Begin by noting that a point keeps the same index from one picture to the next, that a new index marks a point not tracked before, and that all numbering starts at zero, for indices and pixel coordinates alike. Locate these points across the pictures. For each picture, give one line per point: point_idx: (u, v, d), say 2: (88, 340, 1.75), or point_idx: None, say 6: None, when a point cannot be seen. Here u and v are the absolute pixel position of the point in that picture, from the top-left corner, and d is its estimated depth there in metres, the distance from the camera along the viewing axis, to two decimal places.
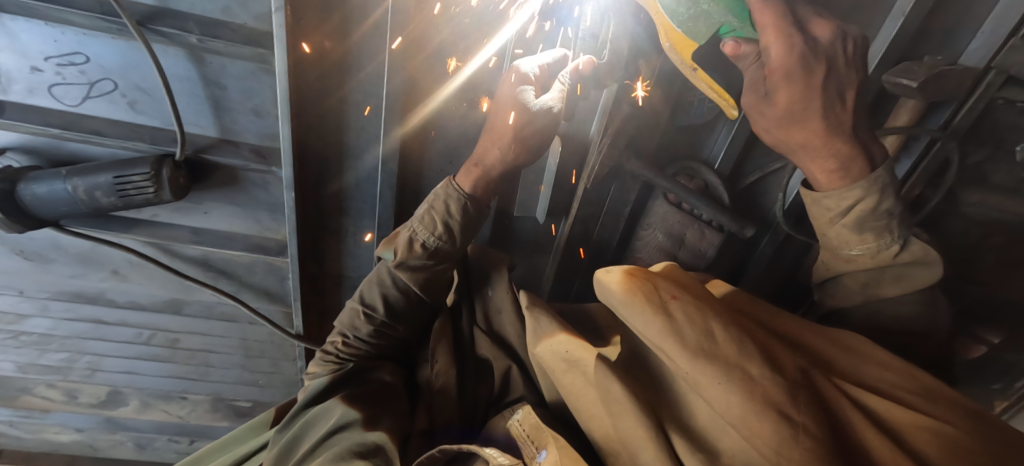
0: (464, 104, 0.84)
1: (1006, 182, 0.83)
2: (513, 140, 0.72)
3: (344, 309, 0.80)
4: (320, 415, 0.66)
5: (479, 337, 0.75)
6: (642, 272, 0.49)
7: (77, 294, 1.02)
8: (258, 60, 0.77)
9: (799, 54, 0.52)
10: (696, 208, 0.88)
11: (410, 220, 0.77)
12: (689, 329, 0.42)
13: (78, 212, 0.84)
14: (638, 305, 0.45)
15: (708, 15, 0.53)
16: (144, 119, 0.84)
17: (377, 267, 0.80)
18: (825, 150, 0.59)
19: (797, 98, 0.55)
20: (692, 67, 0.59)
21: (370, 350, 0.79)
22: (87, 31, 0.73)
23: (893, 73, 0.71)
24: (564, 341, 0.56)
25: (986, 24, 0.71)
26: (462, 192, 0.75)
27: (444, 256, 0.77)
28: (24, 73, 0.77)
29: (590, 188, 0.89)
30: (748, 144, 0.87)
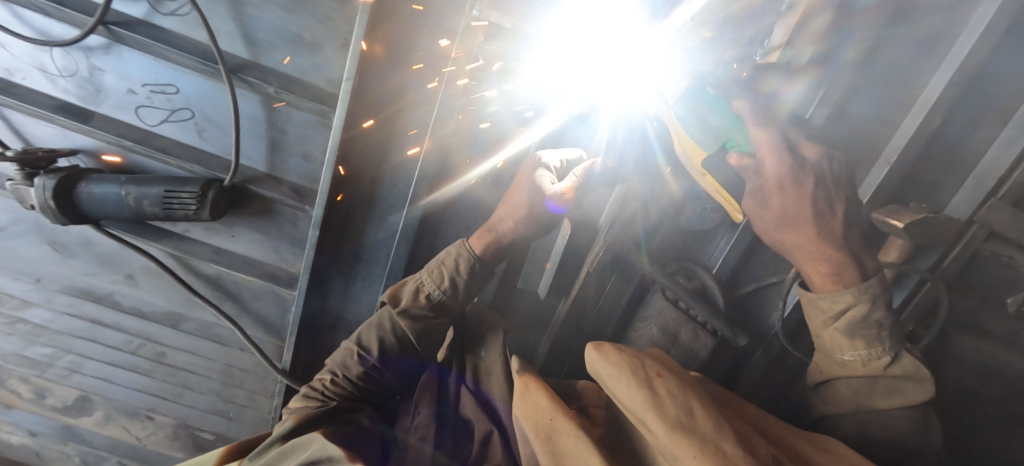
0: (490, 181, 0.94)
1: (999, 330, 0.84)
2: (531, 210, 0.78)
3: (339, 346, 0.80)
4: (289, 450, 0.63)
5: (466, 397, 0.75)
6: (633, 351, 0.54)
7: (87, 291, 1.05)
8: (319, 115, 0.89)
9: (790, 167, 0.60)
10: (691, 308, 0.92)
11: (418, 272, 0.81)
12: (671, 403, 0.46)
13: (121, 216, 0.91)
14: (626, 377, 0.49)
15: (714, 127, 0.65)
16: (207, 146, 0.94)
17: (378, 311, 0.82)
18: (818, 256, 0.63)
19: (791, 205, 0.62)
20: (702, 172, 0.69)
21: (355, 393, 0.78)
22: (185, 69, 0.87)
23: (883, 213, 0.79)
24: (551, 410, 0.57)
25: (968, 181, 0.78)
26: (477, 255, 0.80)
27: (443, 311, 0.80)
28: (120, 93, 0.90)
29: (592, 274, 0.94)
30: (747, 254, 0.94)
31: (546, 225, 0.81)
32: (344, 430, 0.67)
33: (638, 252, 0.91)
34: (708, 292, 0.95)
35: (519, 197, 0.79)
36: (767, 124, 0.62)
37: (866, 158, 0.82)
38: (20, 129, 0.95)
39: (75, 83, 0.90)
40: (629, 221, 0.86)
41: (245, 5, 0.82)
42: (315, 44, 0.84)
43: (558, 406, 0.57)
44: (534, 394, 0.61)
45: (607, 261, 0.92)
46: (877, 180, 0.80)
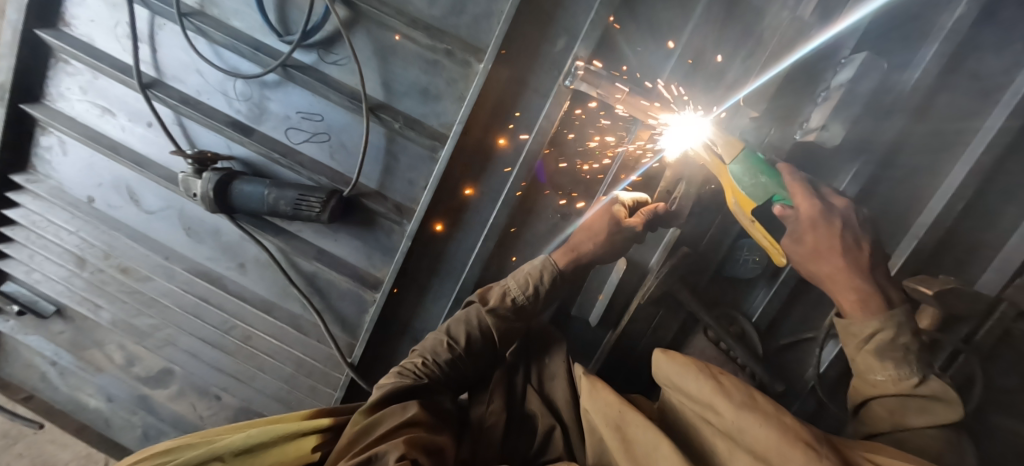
0: (558, 216, 1.13)
1: None
2: (605, 240, 0.94)
3: (429, 336, 0.92)
4: (392, 415, 0.74)
5: (530, 394, 0.87)
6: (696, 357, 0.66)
7: (205, 273, 1.24)
8: (430, 149, 1.10)
9: (820, 209, 0.74)
10: (732, 351, 1.03)
11: (504, 278, 0.96)
12: (735, 389, 0.57)
13: (256, 210, 1.10)
14: (694, 371, 0.61)
15: (765, 185, 0.78)
16: (334, 165, 1.16)
17: (465, 308, 0.94)
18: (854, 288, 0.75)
19: (823, 241, 0.74)
20: (751, 219, 0.82)
21: (441, 376, 0.87)
22: (334, 104, 1.12)
23: (913, 280, 0.90)
24: (615, 404, 0.68)
25: (994, 263, 0.95)
26: (558, 270, 0.93)
27: (523, 314, 0.92)
28: (279, 116, 1.15)
29: (643, 306, 1.05)
30: (786, 308, 1.05)
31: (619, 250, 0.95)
32: (432, 410, 0.78)
33: (686, 291, 1.03)
34: (747, 338, 1.05)
35: (592, 227, 0.95)
36: (801, 178, 0.77)
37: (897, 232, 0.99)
38: (191, 136, 1.20)
39: (246, 105, 1.16)
40: (681, 262, 1.01)
41: (390, 62, 1.09)
42: (437, 95, 1.09)
43: (623, 401, 0.68)
44: (600, 390, 0.72)
45: (657, 296, 1.04)
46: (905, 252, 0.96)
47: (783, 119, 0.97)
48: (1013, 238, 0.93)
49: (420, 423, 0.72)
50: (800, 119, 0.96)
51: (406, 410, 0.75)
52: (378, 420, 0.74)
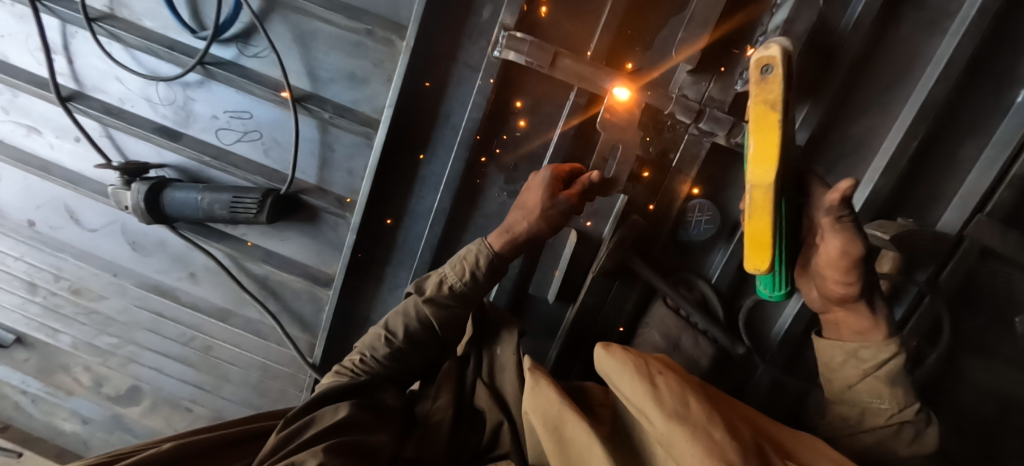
0: (505, 194, 1.08)
1: (1011, 353, 0.98)
2: (541, 218, 0.90)
3: (368, 331, 0.92)
4: (323, 418, 0.74)
5: (479, 388, 0.85)
6: (635, 351, 0.62)
7: (155, 286, 1.21)
8: (364, 136, 1.06)
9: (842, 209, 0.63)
10: (691, 316, 1.02)
11: (443, 266, 0.93)
12: (669, 396, 0.53)
13: (194, 218, 1.07)
14: (630, 373, 0.56)
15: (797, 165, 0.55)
16: (269, 163, 1.11)
17: (405, 300, 0.93)
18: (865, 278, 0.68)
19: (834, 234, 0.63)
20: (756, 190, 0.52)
21: (380, 370, 0.88)
22: (260, 99, 1.07)
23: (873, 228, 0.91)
24: (556, 402, 0.63)
25: (956, 199, 0.96)
26: (495, 253, 0.90)
27: (465, 300, 0.90)
28: (206, 118, 1.10)
29: (597, 278, 1.03)
30: (744, 268, 1.04)
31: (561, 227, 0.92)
32: (368, 406, 0.78)
33: (639, 260, 1.00)
34: (708, 302, 1.04)
35: (527, 207, 0.91)
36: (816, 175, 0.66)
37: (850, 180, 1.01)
38: (123, 147, 1.16)
39: (171, 110, 1.11)
40: (631, 230, 0.99)
41: (313, 49, 1.04)
42: (364, 79, 1.04)
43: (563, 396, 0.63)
44: (542, 384, 0.66)
45: (612, 268, 1.02)
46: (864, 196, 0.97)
47: (720, 70, 0.93)
48: (972, 174, 0.94)
49: (352, 425, 0.73)
50: (740, 69, 0.91)
51: (338, 411, 0.75)
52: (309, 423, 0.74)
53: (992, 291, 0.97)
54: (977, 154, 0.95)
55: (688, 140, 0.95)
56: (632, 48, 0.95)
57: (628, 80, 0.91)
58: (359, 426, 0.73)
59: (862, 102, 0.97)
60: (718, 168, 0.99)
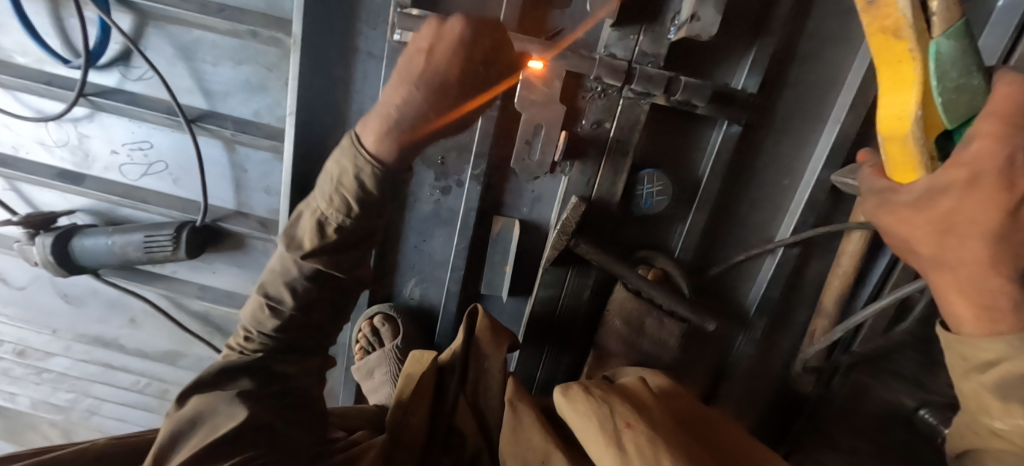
0: (438, 191, 0.98)
1: None
2: (409, 115, 0.71)
3: (250, 301, 0.84)
4: (212, 431, 0.66)
5: (461, 410, 0.81)
6: (600, 395, 0.64)
7: (96, 338, 1.16)
8: (274, 151, 0.97)
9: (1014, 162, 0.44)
10: (652, 297, 0.93)
11: (317, 195, 0.78)
12: (638, 461, 0.54)
13: (112, 263, 1.01)
14: (596, 430, 0.59)
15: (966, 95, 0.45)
16: (183, 193, 1.03)
17: (280, 258, 0.82)
18: (919, 217, 0.51)
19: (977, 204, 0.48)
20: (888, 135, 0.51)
21: (276, 343, 0.83)
22: (156, 126, 0.97)
23: (841, 173, 0.84)
24: (540, 450, 0.65)
25: None
26: (368, 166, 0.74)
27: (360, 219, 0.78)
28: (105, 154, 1.01)
29: (548, 270, 0.95)
30: (707, 237, 0.98)
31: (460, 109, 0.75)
32: (257, 426, 0.69)
33: (587, 245, 0.90)
34: (671, 277, 0.95)
35: (384, 118, 0.72)
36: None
37: (816, 122, 0.89)
38: (30, 197, 1.07)
39: (68, 151, 1.02)
40: (574, 213, 0.88)
41: (199, 61, 0.93)
42: (262, 87, 0.93)
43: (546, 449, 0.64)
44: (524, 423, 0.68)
45: (562, 256, 0.93)
46: (830, 140, 0.87)
47: (649, 18, 0.80)
48: None
49: (237, 444, 0.65)
50: (672, 12, 0.79)
51: (224, 426, 0.67)
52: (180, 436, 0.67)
53: None
54: None
55: (624, 105, 0.84)
56: (549, 7, 0.84)
57: (546, 46, 0.79)
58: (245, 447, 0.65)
59: (821, 32, 0.84)
60: (662, 130, 0.88)
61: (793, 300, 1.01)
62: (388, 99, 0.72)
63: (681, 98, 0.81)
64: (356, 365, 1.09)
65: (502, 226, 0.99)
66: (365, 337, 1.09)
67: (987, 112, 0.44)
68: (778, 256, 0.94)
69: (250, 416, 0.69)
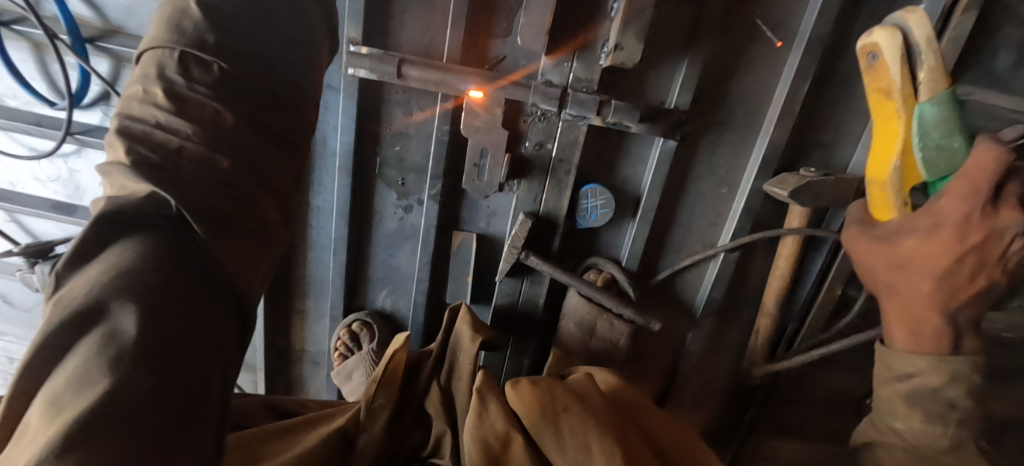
0: (400, 209, 1.05)
1: None
2: (204, 42, 0.59)
3: (114, 131, 0.53)
4: (116, 341, 0.39)
5: (433, 392, 0.89)
6: (546, 386, 0.69)
7: None
8: None
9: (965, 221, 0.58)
10: (601, 302, 1.00)
11: (148, 61, 0.59)
12: (571, 441, 0.63)
13: None
14: (540, 413, 0.65)
15: (950, 155, 0.58)
16: None
17: (142, 67, 0.58)
18: (884, 255, 0.65)
19: (915, 248, 0.62)
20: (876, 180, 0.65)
21: (199, 150, 0.55)
22: None
23: (772, 183, 0.92)
24: (501, 431, 0.65)
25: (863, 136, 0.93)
26: (197, 85, 0.57)
27: (206, 136, 0.56)
28: (94, 186, 1.10)
29: (505, 279, 1.03)
30: (653, 243, 1.04)
31: (270, 26, 0.66)
32: (167, 299, 0.45)
33: (537, 257, 0.97)
34: (618, 284, 1.02)
35: (169, 59, 0.57)
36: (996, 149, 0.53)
37: (749, 134, 0.94)
38: (29, 227, 1.16)
39: (60, 184, 1.11)
40: (522, 229, 0.95)
41: None
42: None
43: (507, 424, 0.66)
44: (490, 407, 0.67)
45: (516, 266, 1.01)
46: (762, 152, 0.93)
47: (580, 46, 0.85)
48: None
49: (145, 377, 0.39)
50: (601, 40, 0.84)
51: (97, 379, 0.37)
52: (84, 335, 0.40)
53: None
54: None
55: (564, 126, 0.90)
56: (491, 37, 0.91)
57: (484, 77, 0.85)
58: (121, 412, 0.36)
59: (747, 50, 0.89)
60: (603, 147, 0.95)
61: (738, 299, 1.07)
62: (158, 57, 0.58)
63: (613, 119, 0.86)
64: (336, 369, 1.14)
65: (462, 239, 1.05)
66: (343, 344, 1.15)
67: (966, 173, 0.56)
68: (719, 260, 1.01)
69: (149, 325, 0.42)
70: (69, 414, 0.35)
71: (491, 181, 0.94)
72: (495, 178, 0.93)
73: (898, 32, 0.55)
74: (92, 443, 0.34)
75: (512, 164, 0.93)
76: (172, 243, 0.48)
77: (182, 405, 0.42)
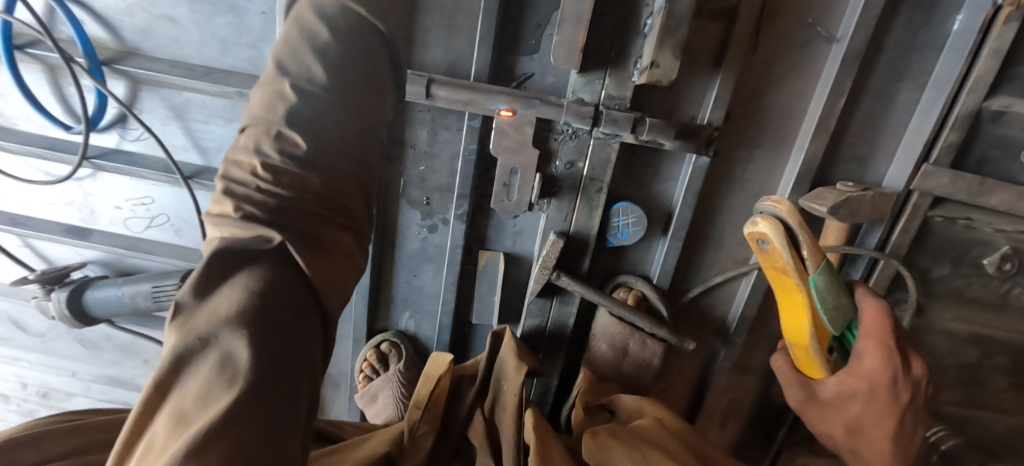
0: (425, 229, 1.02)
1: (980, 296, 0.99)
2: (291, 114, 0.61)
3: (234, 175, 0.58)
4: (229, 364, 0.39)
5: (475, 422, 0.90)
6: (630, 438, 0.70)
7: (114, 378, 1.25)
8: None
9: (894, 381, 0.65)
10: (633, 322, 0.97)
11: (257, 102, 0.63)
12: None
13: (123, 312, 1.07)
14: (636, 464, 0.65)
15: (844, 314, 0.66)
16: (186, 242, 1.10)
17: (256, 111, 0.62)
18: (840, 420, 0.70)
19: (867, 413, 0.68)
20: (793, 341, 0.70)
21: (308, 198, 0.60)
22: (154, 182, 1.03)
23: (809, 198, 0.90)
24: None
25: (900, 150, 0.91)
26: (289, 155, 0.60)
27: (307, 193, 0.60)
28: (110, 210, 1.07)
29: (533, 300, 1.01)
30: (683, 260, 1.02)
31: (343, 90, 0.66)
32: (276, 316, 0.46)
33: (568, 277, 0.95)
34: (648, 301, 1.01)
35: (267, 139, 0.60)
36: (885, 312, 0.65)
37: (782, 148, 0.93)
38: (41, 252, 1.14)
39: (74, 208, 1.08)
40: (552, 249, 0.93)
41: (192, 121, 0.99)
42: None
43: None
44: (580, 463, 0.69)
45: (546, 286, 0.99)
46: (796, 167, 0.92)
47: (613, 63, 0.84)
48: (916, 116, 0.88)
49: (262, 388, 0.40)
50: (634, 56, 0.83)
51: (219, 396, 0.37)
52: (195, 361, 0.40)
53: (954, 237, 0.94)
54: (915, 97, 0.88)
55: (595, 144, 0.87)
56: (517, 54, 0.89)
57: (516, 97, 0.83)
58: (248, 420, 0.37)
59: (781, 64, 0.87)
60: (633, 163, 0.93)
61: (769, 316, 1.05)
62: (255, 134, 0.61)
63: (647, 137, 0.84)
64: (359, 392, 1.11)
65: (488, 258, 1.03)
66: (368, 366, 1.12)
67: (868, 328, 0.65)
68: (752, 277, 0.99)
69: (258, 348, 0.42)
70: (193, 429, 0.35)
71: (520, 199, 0.91)
72: (525, 197, 0.91)
73: (778, 224, 0.60)
74: (207, 455, 0.33)
75: (541, 184, 0.91)
76: (283, 277, 0.50)
77: (285, 420, 0.42)
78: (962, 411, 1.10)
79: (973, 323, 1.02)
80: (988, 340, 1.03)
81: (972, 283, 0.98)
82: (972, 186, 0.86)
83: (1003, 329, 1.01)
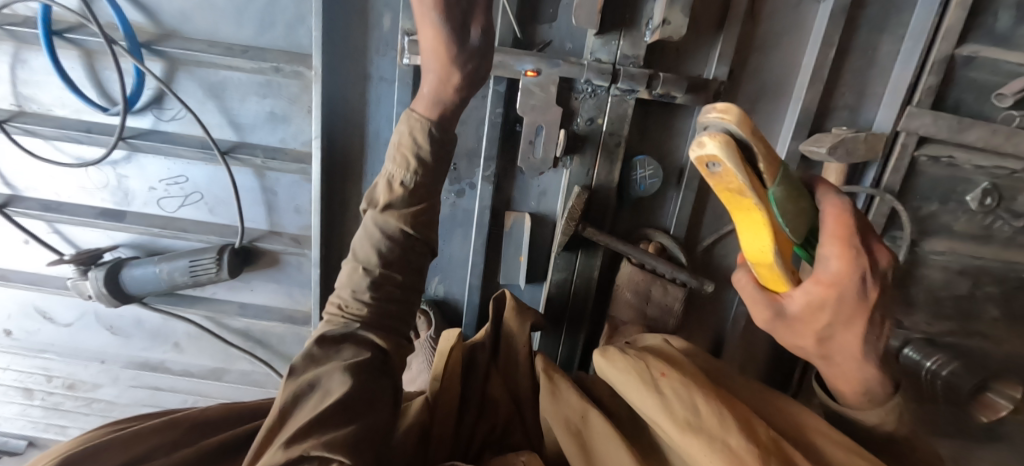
0: (454, 194, 1.08)
1: (966, 230, 1.08)
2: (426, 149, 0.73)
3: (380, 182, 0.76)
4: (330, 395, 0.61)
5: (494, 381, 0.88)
6: (634, 354, 0.71)
7: (144, 363, 1.27)
8: (301, 172, 1.07)
9: (859, 277, 0.52)
10: (655, 267, 1.03)
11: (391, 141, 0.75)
12: (678, 403, 0.60)
13: (158, 290, 1.09)
14: (636, 381, 0.66)
15: (807, 218, 0.51)
16: (219, 220, 1.13)
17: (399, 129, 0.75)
18: (812, 333, 0.57)
19: (840, 316, 0.55)
20: (752, 262, 0.56)
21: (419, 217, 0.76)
22: (190, 160, 1.07)
23: (809, 143, 0.99)
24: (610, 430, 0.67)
25: (885, 97, 1.01)
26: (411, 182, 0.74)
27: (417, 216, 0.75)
28: (144, 191, 1.11)
29: (560, 254, 1.07)
30: (697, 211, 1.09)
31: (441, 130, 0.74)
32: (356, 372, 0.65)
33: (593, 228, 1.01)
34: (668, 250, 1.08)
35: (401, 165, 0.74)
36: (841, 203, 0.52)
37: (780, 100, 1.03)
38: (71, 238, 1.16)
39: (108, 191, 1.11)
40: (577, 202, 0.99)
41: (227, 99, 1.04)
42: (285, 116, 1.04)
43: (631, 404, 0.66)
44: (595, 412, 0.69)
45: (572, 240, 1.05)
46: (794, 116, 1.01)
47: (627, 25, 0.92)
48: (898, 64, 0.98)
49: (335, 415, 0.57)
50: (645, 18, 0.91)
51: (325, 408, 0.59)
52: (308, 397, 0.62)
53: (940, 174, 1.04)
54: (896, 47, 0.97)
55: (613, 100, 0.95)
56: (538, 22, 0.96)
57: (541, 58, 0.90)
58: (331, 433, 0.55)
59: (777, 23, 0.96)
60: (647, 119, 1.01)
61: None
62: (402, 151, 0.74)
63: (661, 91, 0.92)
64: None
65: (514, 219, 1.09)
66: None
67: (831, 225, 0.51)
68: None
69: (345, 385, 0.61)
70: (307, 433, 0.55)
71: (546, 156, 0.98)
72: (551, 153, 0.97)
73: (732, 141, 0.39)
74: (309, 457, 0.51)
75: (564, 142, 0.98)
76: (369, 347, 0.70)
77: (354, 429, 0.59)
78: (957, 342, 1.19)
79: (962, 256, 1.11)
80: (976, 271, 1.12)
81: (958, 217, 1.07)
82: (951, 125, 0.96)
83: (989, 259, 1.11)
